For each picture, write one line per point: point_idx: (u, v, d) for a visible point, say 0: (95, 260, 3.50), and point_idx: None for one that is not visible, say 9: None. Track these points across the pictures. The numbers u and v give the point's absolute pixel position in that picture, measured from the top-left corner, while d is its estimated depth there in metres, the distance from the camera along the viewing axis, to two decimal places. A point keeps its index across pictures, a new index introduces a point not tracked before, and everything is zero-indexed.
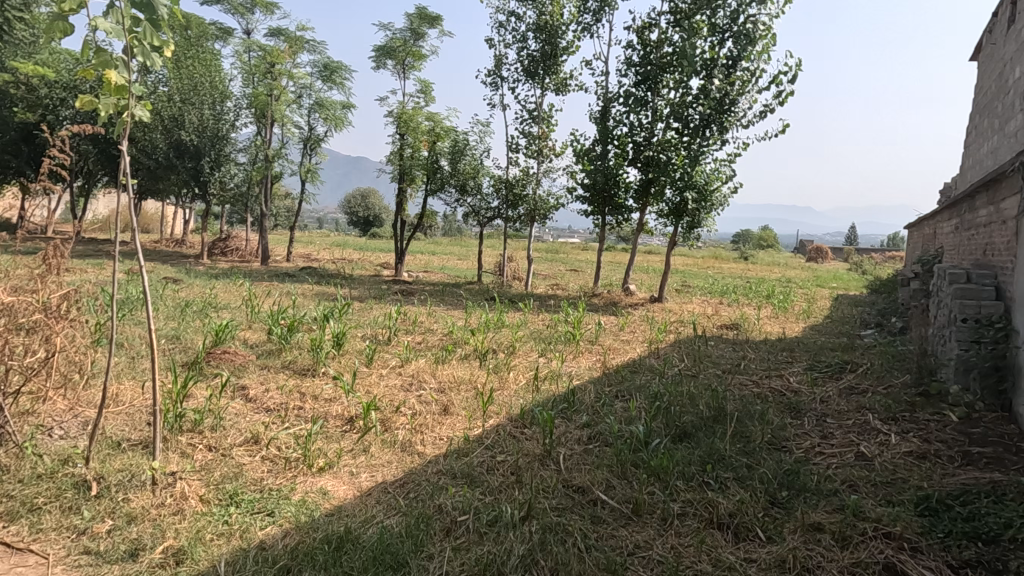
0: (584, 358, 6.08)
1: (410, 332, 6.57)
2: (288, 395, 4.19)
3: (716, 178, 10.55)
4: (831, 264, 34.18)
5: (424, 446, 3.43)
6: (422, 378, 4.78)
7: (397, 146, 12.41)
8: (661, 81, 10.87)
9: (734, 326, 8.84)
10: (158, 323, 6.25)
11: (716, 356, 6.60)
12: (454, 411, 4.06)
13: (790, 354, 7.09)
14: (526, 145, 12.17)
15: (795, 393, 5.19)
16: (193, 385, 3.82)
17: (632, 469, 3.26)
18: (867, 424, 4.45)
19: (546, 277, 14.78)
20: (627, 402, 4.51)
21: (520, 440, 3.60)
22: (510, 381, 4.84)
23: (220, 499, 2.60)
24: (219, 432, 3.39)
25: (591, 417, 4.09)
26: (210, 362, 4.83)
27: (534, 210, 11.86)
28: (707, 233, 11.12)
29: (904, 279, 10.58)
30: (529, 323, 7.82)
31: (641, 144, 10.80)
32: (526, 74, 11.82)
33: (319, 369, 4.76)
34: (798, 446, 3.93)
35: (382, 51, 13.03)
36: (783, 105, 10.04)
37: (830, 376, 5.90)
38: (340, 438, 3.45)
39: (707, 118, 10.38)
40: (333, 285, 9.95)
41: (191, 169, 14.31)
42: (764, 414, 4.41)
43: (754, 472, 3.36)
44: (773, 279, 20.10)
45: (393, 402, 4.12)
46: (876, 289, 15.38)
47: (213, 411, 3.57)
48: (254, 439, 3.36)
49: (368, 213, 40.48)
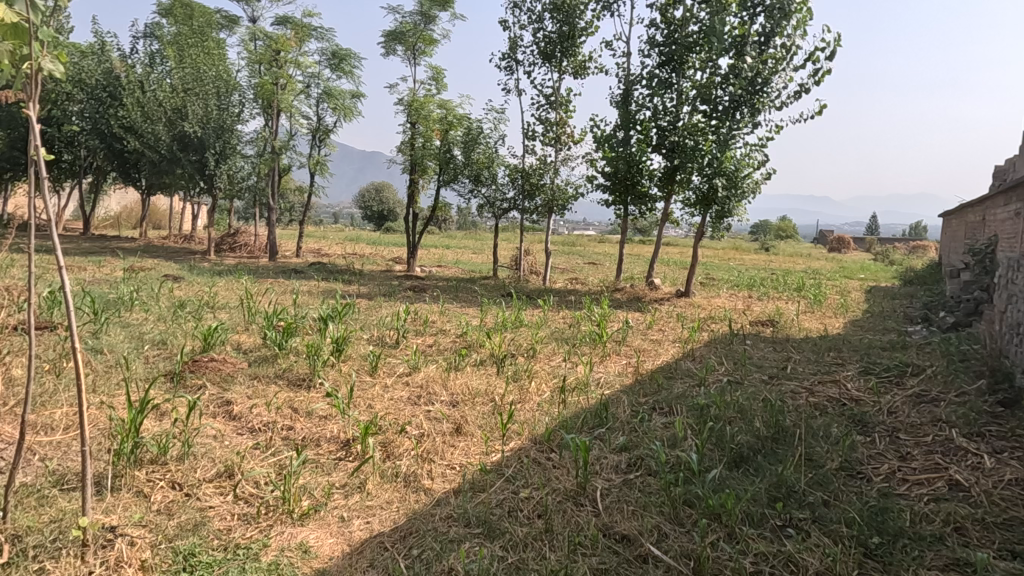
0: (613, 362, 5.47)
1: (421, 333, 6.02)
2: (275, 412, 3.64)
3: (746, 164, 9.86)
4: (856, 255, 33.10)
5: (433, 481, 2.84)
6: (430, 390, 4.18)
7: (408, 135, 11.85)
8: (687, 61, 10.18)
9: (771, 323, 8.17)
10: (147, 326, 5.78)
11: (758, 359, 5.95)
12: (467, 430, 3.48)
13: (837, 354, 6.41)
14: (543, 132, 11.55)
15: (856, 403, 4.53)
16: (161, 406, 3.28)
17: (686, 510, 2.67)
18: (950, 443, 3.78)
19: (565, 271, 14.13)
20: (668, 417, 3.91)
21: (548, 470, 3.01)
22: (531, 392, 4.25)
23: (169, 563, 2.05)
24: (187, 462, 2.83)
25: (628, 436, 3.49)
26: (193, 372, 4.30)
27: (552, 201, 11.21)
28: (737, 223, 10.43)
29: (952, 270, 9.81)
30: (549, 322, 7.23)
31: (666, 129, 10.14)
32: (543, 57, 11.18)
33: (315, 381, 4.17)
34: (877, 473, 3.30)
35: (391, 36, 12.43)
36: (821, 85, 9.30)
37: (891, 381, 5.23)
38: (332, 469, 2.90)
39: (738, 100, 9.67)
40: (341, 282, 9.45)
41: (195, 163, 13.70)
42: (829, 430, 3.78)
43: (836, 512, 2.74)
44: (799, 271, 19.34)
45: (397, 420, 3.55)
46: (911, 280, 14.52)
47: (183, 435, 3.03)
48: (228, 473, 2.80)
49: (381, 207, 40.03)
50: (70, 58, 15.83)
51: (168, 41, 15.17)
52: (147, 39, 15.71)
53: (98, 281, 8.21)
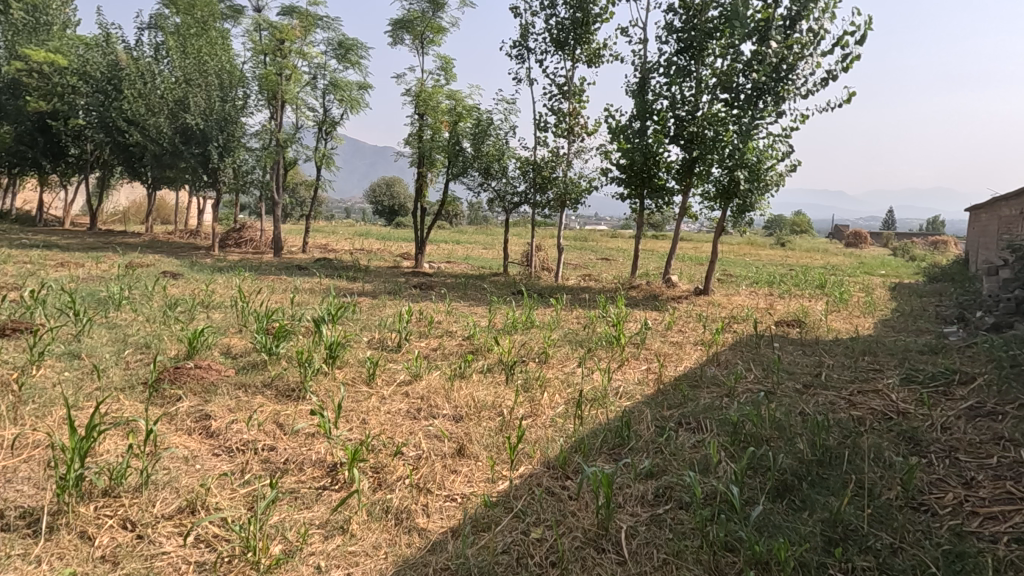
0: (632, 368, 5.05)
1: (425, 336, 5.61)
2: (257, 430, 3.25)
3: (770, 155, 9.35)
4: (876, 250, 32.59)
5: (428, 520, 2.44)
6: (431, 402, 3.77)
7: (415, 127, 11.51)
8: (706, 48, 9.69)
9: (798, 323, 7.71)
10: (134, 327, 5.42)
11: (789, 365, 5.50)
12: (471, 452, 3.06)
13: (872, 359, 5.94)
14: (555, 123, 11.10)
15: (905, 417, 4.07)
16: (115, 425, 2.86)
17: (728, 557, 2.26)
18: (1020, 466, 3.31)
19: (578, 268, 13.71)
20: (697, 436, 3.48)
21: (564, 503, 2.61)
22: (544, 405, 3.84)
23: None
24: (145, 495, 2.44)
25: (653, 459, 3.08)
26: (173, 380, 3.92)
27: (565, 195, 10.73)
28: (759, 218, 9.93)
29: (988, 267, 9.25)
30: (562, 322, 6.81)
31: (684, 119, 9.68)
32: (555, 45, 10.72)
33: (304, 393, 3.77)
34: (943, 505, 2.85)
35: (398, 25, 12.03)
36: (850, 71, 8.78)
37: (938, 390, 4.75)
38: (314, 502, 2.50)
39: (761, 87, 9.17)
40: (345, 279, 9.09)
41: (198, 156, 13.34)
42: (880, 451, 3.33)
43: (906, 559, 2.32)
44: (817, 267, 18.87)
45: (393, 440, 3.15)
46: (936, 276, 13.97)
47: (142, 461, 2.63)
48: (190, 508, 2.40)
49: (392, 202, 39.77)
50: (76, 51, 15.70)
51: (173, 33, 14.89)
52: (152, 31, 15.50)
53: (92, 279, 7.87)
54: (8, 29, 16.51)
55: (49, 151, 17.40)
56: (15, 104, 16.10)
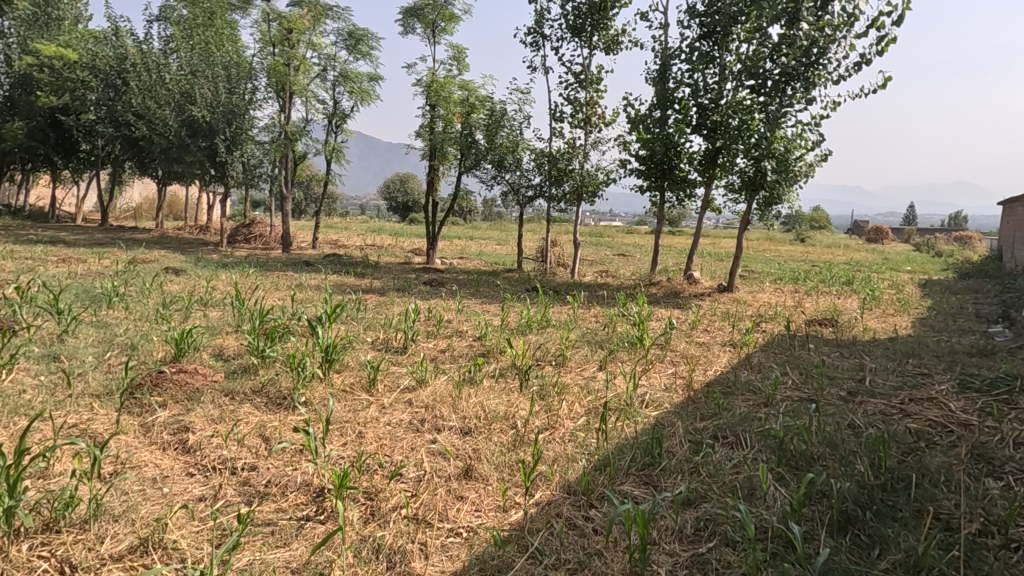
0: (659, 372, 4.63)
1: (434, 336, 5.22)
2: (238, 446, 2.86)
3: (799, 144, 8.83)
4: (900, 245, 31.78)
5: (426, 563, 2.04)
6: (437, 412, 3.38)
7: (427, 118, 11.15)
8: (731, 33, 9.22)
9: (831, 322, 7.22)
10: (123, 327, 5.07)
11: (830, 369, 5.02)
12: (480, 473, 2.67)
13: (917, 361, 5.45)
14: (571, 113, 10.66)
15: (968, 430, 3.59)
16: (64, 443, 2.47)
17: None
18: None
19: (595, 263, 13.28)
20: (736, 452, 3.06)
21: (589, 539, 2.20)
22: (563, 416, 3.43)
23: None
24: (93, 529, 2.06)
25: (690, 483, 2.67)
26: (154, 385, 3.54)
27: (581, 187, 10.27)
28: (787, 211, 9.41)
29: None
30: (581, 321, 6.40)
31: (708, 107, 9.20)
32: (572, 31, 10.27)
33: (296, 401, 3.40)
34: None
35: (409, 12, 11.65)
36: (885, 54, 8.24)
37: (1000, 397, 4.25)
38: (292, 541, 2.10)
39: (790, 72, 8.66)
40: (353, 275, 8.72)
41: (205, 149, 13.03)
42: (953, 473, 2.87)
43: None
44: (839, 262, 18.32)
45: (389, 460, 2.75)
46: (970, 272, 13.33)
47: (95, 487, 2.25)
48: (144, 547, 2.02)
49: (407, 198, 39.45)
50: (86, 45, 15.50)
51: (180, 24, 14.57)
52: (161, 24, 15.24)
53: (91, 275, 7.56)
54: (18, 23, 15.99)
55: (61, 146, 17.29)
56: (27, 99, 16.05)
